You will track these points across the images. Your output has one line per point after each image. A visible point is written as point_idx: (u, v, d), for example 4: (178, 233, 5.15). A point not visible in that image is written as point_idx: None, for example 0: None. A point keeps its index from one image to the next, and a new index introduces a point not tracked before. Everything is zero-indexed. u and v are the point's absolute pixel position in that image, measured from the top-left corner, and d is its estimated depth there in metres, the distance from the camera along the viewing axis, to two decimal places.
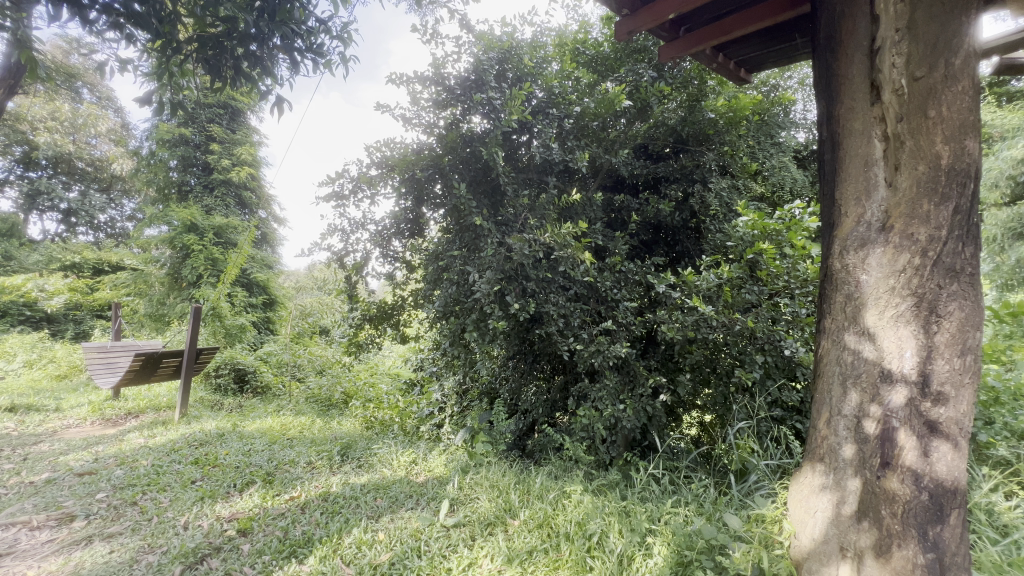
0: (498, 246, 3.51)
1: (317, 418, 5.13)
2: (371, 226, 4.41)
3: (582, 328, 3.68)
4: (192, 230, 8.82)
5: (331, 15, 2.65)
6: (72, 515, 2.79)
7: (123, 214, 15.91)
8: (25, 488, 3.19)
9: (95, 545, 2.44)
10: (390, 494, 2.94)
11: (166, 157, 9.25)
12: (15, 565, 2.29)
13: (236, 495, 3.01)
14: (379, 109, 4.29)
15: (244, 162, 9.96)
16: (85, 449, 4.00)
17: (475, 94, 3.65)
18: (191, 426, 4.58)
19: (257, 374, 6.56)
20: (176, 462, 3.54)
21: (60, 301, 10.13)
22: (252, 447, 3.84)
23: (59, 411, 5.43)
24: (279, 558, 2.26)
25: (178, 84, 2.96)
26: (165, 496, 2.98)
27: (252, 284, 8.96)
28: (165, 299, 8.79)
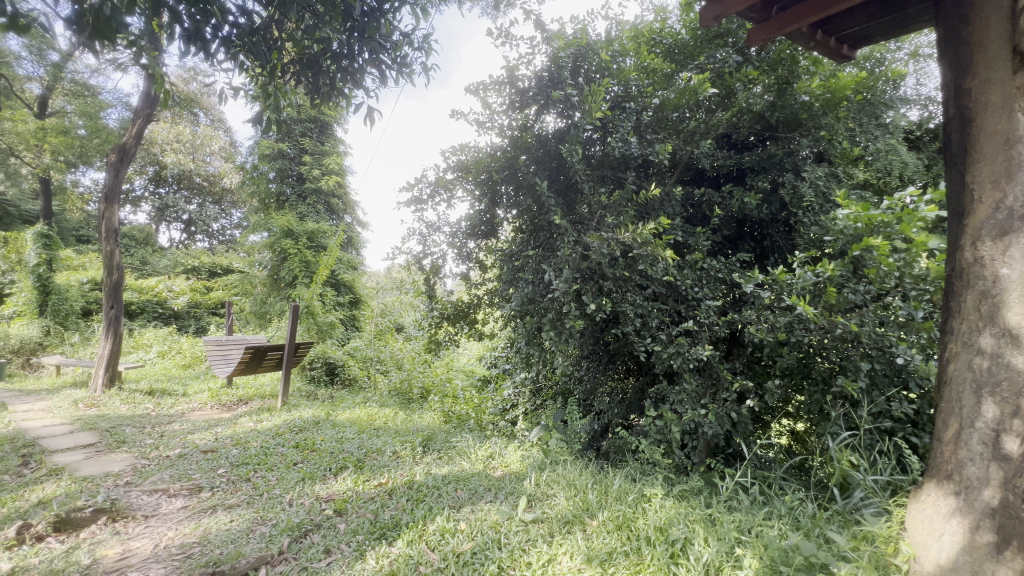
0: (574, 245, 3.49)
1: (400, 410, 5.43)
2: (448, 228, 4.59)
3: (661, 328, 3.57)
4: (289, 235, 9.67)
5: (414, 28, 2.80)
6: (199, 487, 3.20)
7: (232, 222, 17.97)
8: (163, 460, 3.70)
9: (218, 514, 2.78)
10: (470, 486, 3.04)
11: (266, 170, 10.26)
12: (159, 526, 2.67)
13: (331, 477, 3.27)
14: (454, 114, 4.45)
15: (331, 172, 10.77)
16: (207, 430, 4.57)
17: (551, 91, 3.68)
18: (292, 413, 5.05)
19: (346, 367, 7.08)
20: (281, 445, 3.92)
21: (184, 300, 11.62)
22: (344, 435, 4.15)
23: (185, 395, 6.23)
24: (371, 538, 2.43)
25: (279, 102, 3.28)
26: (272, 475, 3.32)
27: (340, 285, 9.67)
28: (267, 298, 9.77)
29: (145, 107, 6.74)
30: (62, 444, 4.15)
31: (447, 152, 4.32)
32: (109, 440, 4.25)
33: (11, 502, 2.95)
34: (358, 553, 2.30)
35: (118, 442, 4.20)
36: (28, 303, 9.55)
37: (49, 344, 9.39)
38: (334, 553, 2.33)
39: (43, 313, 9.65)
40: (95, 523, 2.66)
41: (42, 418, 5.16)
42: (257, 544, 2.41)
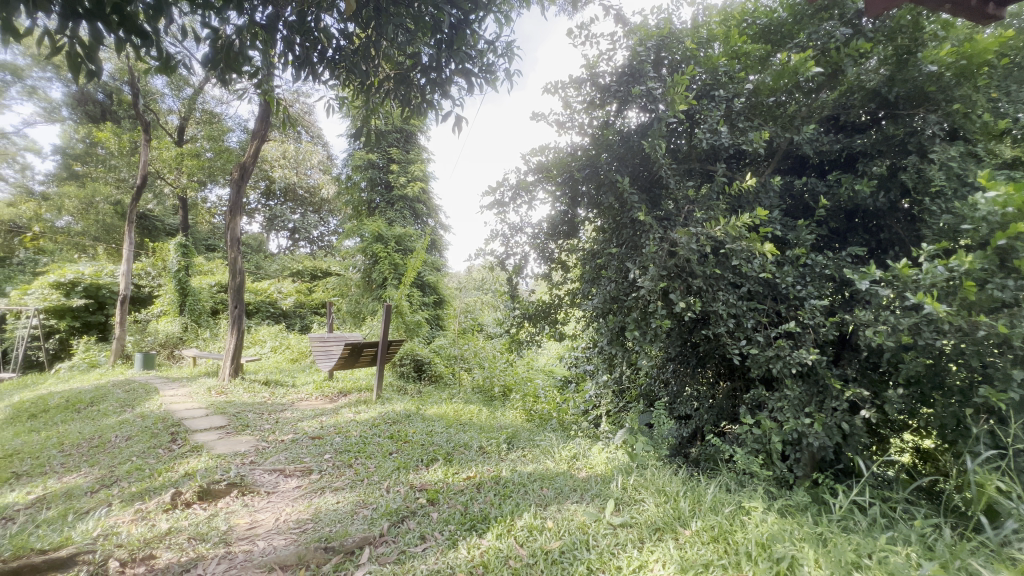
0: (660, 242, 3.38)
1: (483, 407, 5.61)
2: (529, 229, 4.65)
3: (757, 329, 3.32)
4: (379, 240, 10.36)
5: (497, 36, 2.87)
6: (309, 469, 3.54)
7: (330, 229, 19.67)
8: (279, 443, 4.15)
9: (327, 495, 3.06)
10: (555, 486, 3.05)
11: (358, 180, 11.11)
12: (280, 501, 3.01)
13: (423, 468, 3.46)
14: (535, 116, 4.50)
15: (416, 178, 11.37)
16: (314, 418, 5.05)
17: (633, 86, 3.57)
18: (385, 406, 5.42)
19: (432, 364, 7.44)
20: (377, 435, 4.22)
21: (291, 300, 12.91)
22: (433, 428, 4.37)
23: (295, 386, 6.93)
24: (462, 529, 2.53)
25: (374, 114, 3.53)
26: (372, 462, 3.58)
27: (425, 286, 10.20)
28: (360, 299, 10.57)
29: (259, 129, 7.58)
30: (201, 425, 4.82)
31: (528, 154, 4.38)
32: (236, 424, 4.85)
33: (164, 473, 3.47)
34: (451, 542, 2.41)
35: (243, 425, 4.78)
36: (171, 303, 11.18)
37: (188, 339, 10.91)
38: (429, 539, 2.46)
39: (182, 312, 11.24)
40: (228, 495, 3.06)
41: (185, 402, 6.02)
42: (361, 525, 2.61)
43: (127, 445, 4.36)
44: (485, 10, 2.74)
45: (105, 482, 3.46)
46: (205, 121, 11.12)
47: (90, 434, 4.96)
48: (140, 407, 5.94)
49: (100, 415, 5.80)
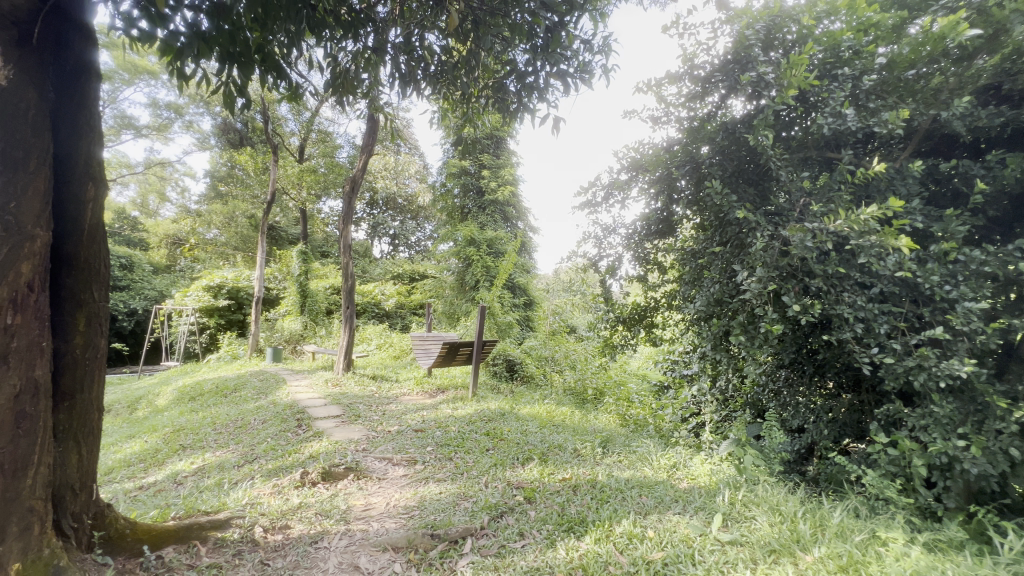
0: (770, 240, 3.11)
1: (576, 409, 5.57)
2: (623, 229, 4.54)
3: (892, 336, 2.91)
4: (472, 243, 10.76)
5: (593, 33, 2.83)
6: (412, 460, 3.77)
7: (426, 234, 20.87)
8: (387, 434, 4.48)
9: (431, 484, 3.25)
10: (655, 494, 2.95)
11: (452, 187, 11.65)
12: (391, 487, 3.27)
13: (519, 466, 3.53)
14: (627, 114, 4.39)
15: (506, 182, 11.63)
16: (416, 412, 5.39)
17: (740, 73, 3.32)
18: (481, 403, 5.61)
19: (523, 365, 7.55)
20: (474, 431, 4.39)
21: (394, 301, 13.89)
22: (528, 428, 4.43)
23: (398, 381, 7.45)
24: (560, 530, 2.54)
25: (472, 121, 3.68)
26: (470, 457, 3.73)
27: (515, 287, 10.39)
28: (455, 300, 11.08)
29: (365, 145, 8.25)
30: (321, 414, 5.37)
31: (621, 153, 4.29)
32: (349, 414, 5.34)
33: (294, 454, 3.93)
34: (549, 541, 2.43)
35: (355, 415, 5.25)
36: (294, 304, 12.63)
37: (308, 335, 12.21)
38: (527, 537, 2.51)
39: (303, 312, 12.62)
40: (346, 477, 3.38)
41: (308, 392, 6.76)
42: (463, 516, 2.73)
43: (263, 428, 5.00)
44: (581, 10, 2.71)
45: (248, 459, 4.00)
46: (320, 140, 12.39)
47: (234, 416, 5.77)
48: (272, 395, 6.79)
49: (241, 401, 6.72)
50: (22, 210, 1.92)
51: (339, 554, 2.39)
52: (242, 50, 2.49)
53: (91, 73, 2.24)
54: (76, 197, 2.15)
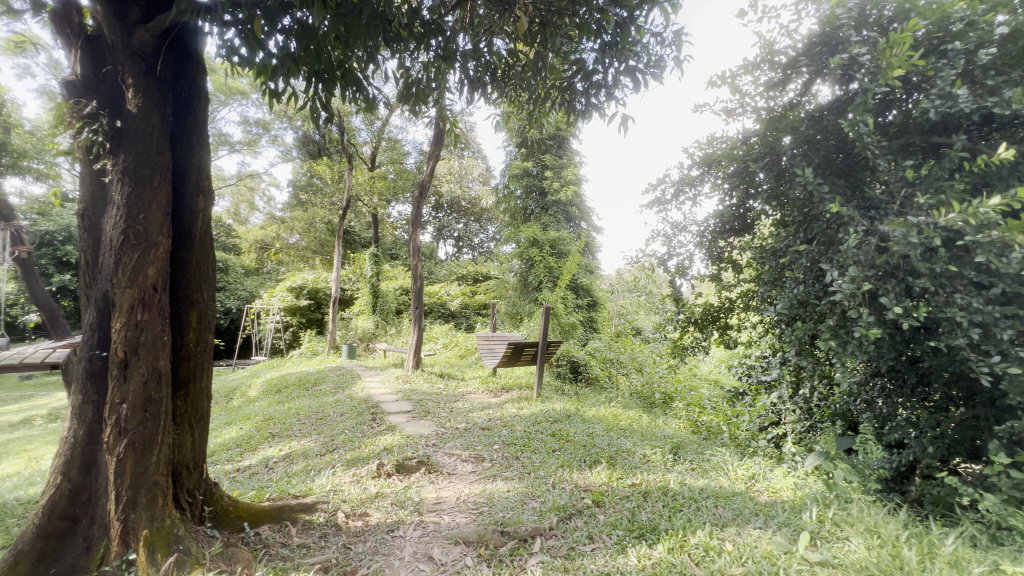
0: (865, 236, 2.84)
1: (644, 414, 5.42)
2: (695, 227, 4.36)
3: (1016, 343, 2.56)
4: (535, 244, 10.77)
5: (665, 26, 2.74)
6: (480, 457, 3.84)
7: (489, 236, 21.24)
8: (456, 430, 4.61)
9: (498, 482, 3.31)
10: (732, 506, 2.80)
11: (514, 189, 11.76)
12: (460, 481, 3.37)
13: (587, 469, 3.48)
14: (699, 107, 4.21)
15: (569, 182, 11.53)
16: (482, 410, 5.49)
17: (829, 56, 3.07)
18: (546, 404, 5.61)
19: (588, 367, 7.47)
20: (540, 432, 4.40)
21: (458, 301, 14.27)
22: (594, 430, 4.36)
23: (464, 380, 7.64)
24: (631, 536, 2.49)
25: (538, 121, 3.69)
26: (536, 457, 3.75)
27: (579, 288, 10.29)
28: (518, 301, 11.17)
29: (433, 150, 8.55)
30: (393, 409, 5.64)
31: (692, 147, 4.12)
32: (419, 410, 5.56)
33: (369, 445, 4.17)
34: (619, 547, 2.39)
35: (425, 412, 5.45)
36: (366, 304, 13.34)
37: (379, 334, 12.86)
38: (597, 540, 2.47)
39: (375, 312, 13.31)
40: (418, 471, 3.50)
41: (380, 388, 7.12)
42: (532, 515, 2.75)
43: (341, 420, 5.33)
44: (653, 3, 2.62)
45: (329, 448, 4.28)
46: (390, 148, 12.99)
47: (316, 408, 6.20)
48: (349, 389, 7.23)
49: (322, 394, 7.22)
50: (148, 220, 2.20)
51: (414, 543, 2.49)
52: (326, 67, 2.69)
53: (202, 97, 2.52)
54: (188, 208, 2.42)
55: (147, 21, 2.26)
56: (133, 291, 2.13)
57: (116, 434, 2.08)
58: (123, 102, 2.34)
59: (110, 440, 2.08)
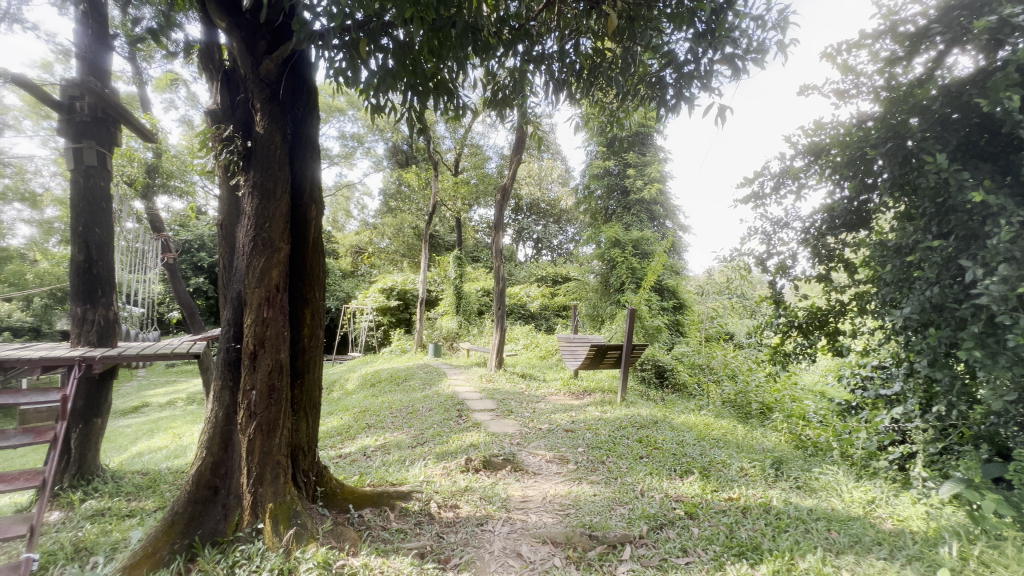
0: (1018, 228, 2.42)
1: (739, 424, 5.06)
2: (799, 223, 4.00)
3: None
4: (616, 245, 10.53)
5: (767, 8, 2.55)
6: (564, 459, 3.82)
7: (568, 237, 21.15)
8: (539, 431, 4.63)
9: (584, 485, 3.28)
10: (848, 531, 2.52)
11: (595, 189, 11.59)
12: (545, 482, 3.38)
13: (677, 478, 3.33)
14: (803, 91, 3.86)
15: (653, 180, 11.11)
16: (565, 412, 5.47)
17: (967, 23, 2.66)
18: (630, 409, 5.45)
19: (675, 372, 7.15)
20: (626, 437, 4.28)
21: (538, 303, 14.32)
22: (685, 439, 4.15)
23: (545, 381, 7.65)
24: (730, 553, 2.33)
25: (623, 119, 3.61)
26: (623, 462, 3.65)
27: (663, 289, 9.89)
28: (599, 303, 10.99)
29: (514, 152, 8.68)
30: (478, 406, 5.80)
31: (796, 135, 3.78)
32: (503, 408, 5.67)
33: (457, 441, 4.32)
34: (716, 563, 2.25)
35: (508, 411, 5.55)
36: (450, 305, 13.89)
37: (462, 334, 13.30)
38: (692, 554, 2.35)
39: (458, 312, 13.81)
40: (504, 468, 3.57)
41: (465, 386, 7.37)
42: (620, 522, 2.69)
43: (430, 415, 5.59)
44: None
45: (419, 441, 4.52)
46: (472, 154, 13.42)
47: (406, 403, 6.57)
48: (436, 386, 7.57)
49: (411, 389, 7.63)
50: (273, 229, 2.48)
51: (503, 539, 2.55)
52: (421, 80, 2.84)
53: (314, 116, 2.79)
54: (304, 216, 2.69)
55: (272, 52, 2.55)
56: (261, 291, 2.41)
57: (247, 417, 2.37)
58: (252, 125, 2.66)
59: (243, 422, 2.38)
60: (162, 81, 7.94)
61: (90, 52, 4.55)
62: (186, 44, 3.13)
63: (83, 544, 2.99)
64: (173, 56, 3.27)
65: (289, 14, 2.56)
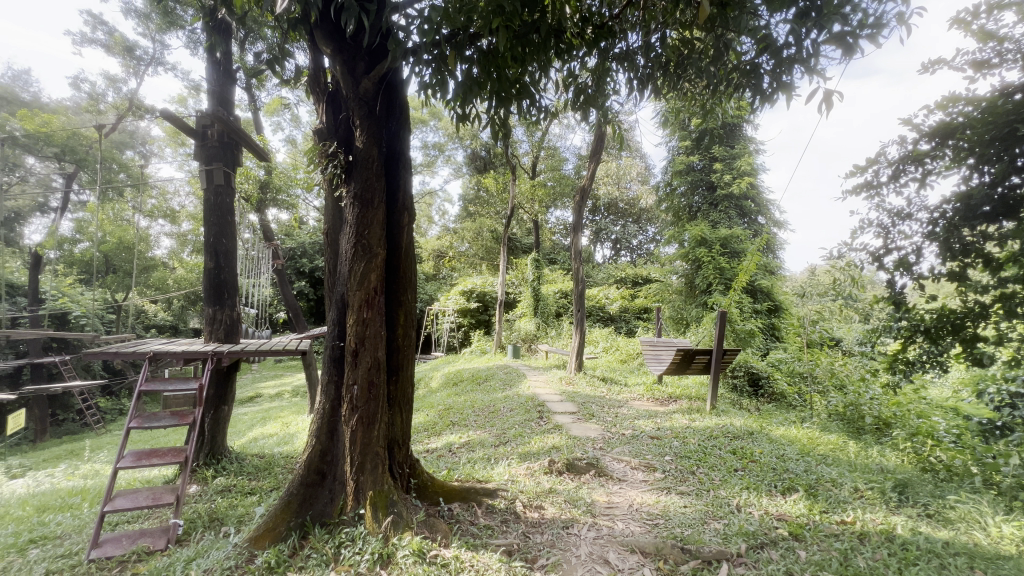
0: None
1: (849, 439, 4.56)
2: (925, 215, 3.52)
3: None
4: (703, 243, 9.99)
5: None
6: (651, 467, 3.69)
7: (648, 237, 20.45)
8: (623, 436, 4.52)
9: (673, 495, 3.14)
10: (997, 571, 2.15)
11: (678, 185, 11.08)
12: (630, 489, 3.28)
13: (779, 495, 3.07)
14: (929, 66, 3.40)
15: (743, 173, 10.36)
16: (650, 418, 5.27)
17: None
18: (722, 418, 5.12)
19: (772, 381, 6.62)
20: (718, 448, 4.03)
21: (618, 305, 13.97)
22: (786, 453, 3.81)
23: (627, 386, 7.44)
24: None
25: (713, 110, 3.42)
26: (715, 474, 3.45)
27: (757, 291, 9.17)
28: (684, 305, 10.49)
29: (595, 146, 8.45)
30: (559, 409, 5.79)
31: (921, 116, 3.34)
32: (584, 412, 5.60)
33: (538, 442, 4.35)
34: None
35: (589, 415, 5.47)
36: (528, 307, 14.02)
37: (540, 335, 13.35)
38: None
39: (536, 314, 13.88)
40: (588, 472, 3.52)
41: (545, 388, 7.40)
42: (716, 537, 2.54)
43: (511, 416, 5.69)
44: None
45: (502, 440, 4.60)
46: (549, 156, 13.44)
47: (488, 402, 6.73)
48: (516, 387, 7.67)
49: (493, 389, 7.81)
50: (371, 235, 2.67)
51: (589, 544, 2.51)
52: (505, 86, 2.90)
53: (405, 128, 2.96)
54: (397, 223, 2.87)
55: (369, 71, 2.75)
56: (362, 293, 2.60)
57: (350, 409, 2.57)
58: (353, 140, 2.88)
59: (346, 413, 2.58)
60: (272, 105, 8.86)
61: (218, 85, 5.22)
62: (296, 71, 3.47)
63: (216, 514, 3.44)
64: (286, 83, 3.65)
65: (384, 35, 2.75)
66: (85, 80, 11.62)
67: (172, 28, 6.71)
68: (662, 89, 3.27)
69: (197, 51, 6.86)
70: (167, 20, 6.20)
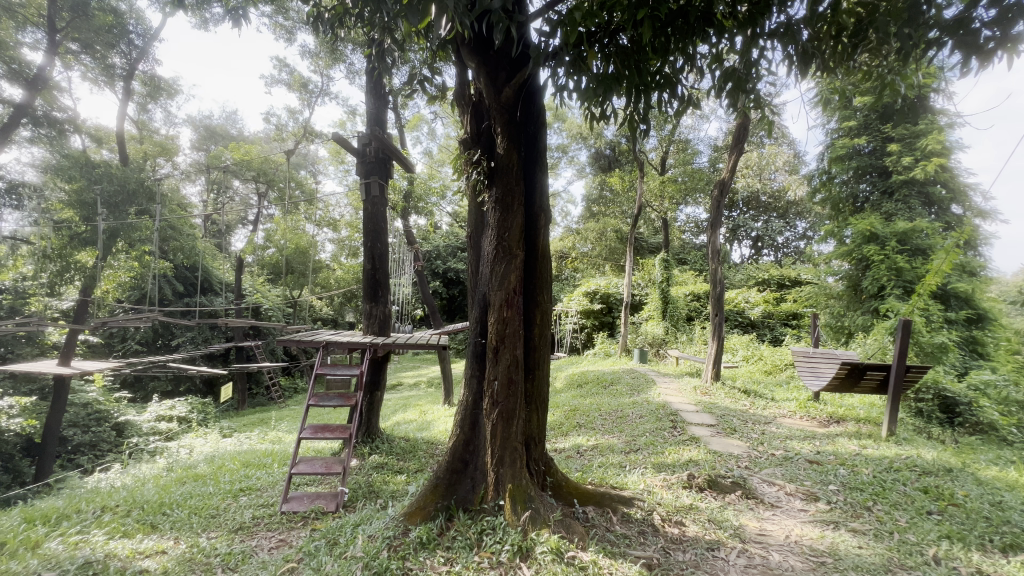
0: None
1: None
2: None
3: None
4: (873, 239, 8.48)
5: None
6: (813, 496, 3.23)
7: (796, 234, 18.20)
8: (773, 457, 4.04)
9: (843, 532, 2.71)
10: None
11: (837, 173, 9.55)
12: (787, 518, 2.90)
13: (996, 553, 2.46)
14: None
15: (930, 154, 8.55)
16: (806, 440, 4.62)
17: None
18: (906, 448, 4.28)
19: (975, 408, 5.34)
20: (902, 483, 3.37)
21: (760, 309, 12.60)
22: (1005, 499, 3.04)
23: (774, 401, 6.65)
24: None
25: (901, 78, 2.86)
26: (900, 514, 2.89)
27: (949, 296, 7.52)
28: (845, 311, 9.05)
29: (735, 136, 7.72)
30: (694, 420, 5.41)
31: None
32: (724, 426, 5.14)
33: (673, 454, 4.10)
34: None
35: (730, 429, 5.01)
36: (656, 309, 13.37)
37: (669, 340, 12.65)
38: None
39: (664, 318, 13.17)
40: (734, 493, 3.22)
41: (678, 396, 6.98)
42: None
43: (641, 422, 5.47)
44: None
45: (632, 448, 4.45)
46: (680, 150, 12.65)
47: (615, 406, 6.57)
48: (645, 393, 7.37)
49: (620, 394, 7.59)
50: (511, 237, 2.77)
51: (740, 572, 2.28)
52: (645, 80, 2.76)
53: (542, 132, 3.02)
54: (535, 225, 2.93)
55: (510, 80, 2.86)
56: (502, 293, 2.72)
57: (491, 404, 2.70)
58: (494, 146, 3.02)
59: (488, 407, 2.72)
60: (414, 122, 9.76)
61: (374, 108, 5.92)
62: (443, 86, 3.74)
63: (373, 487, 3.92)
64: (433, 99, 3.96)
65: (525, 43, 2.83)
66: (273, 115, 14.09)
67: (337, 62, 7.77)
68: (831, 59, 2.83)
69: (355, 80, 7.85)
70: (333, 57, 7.19)
